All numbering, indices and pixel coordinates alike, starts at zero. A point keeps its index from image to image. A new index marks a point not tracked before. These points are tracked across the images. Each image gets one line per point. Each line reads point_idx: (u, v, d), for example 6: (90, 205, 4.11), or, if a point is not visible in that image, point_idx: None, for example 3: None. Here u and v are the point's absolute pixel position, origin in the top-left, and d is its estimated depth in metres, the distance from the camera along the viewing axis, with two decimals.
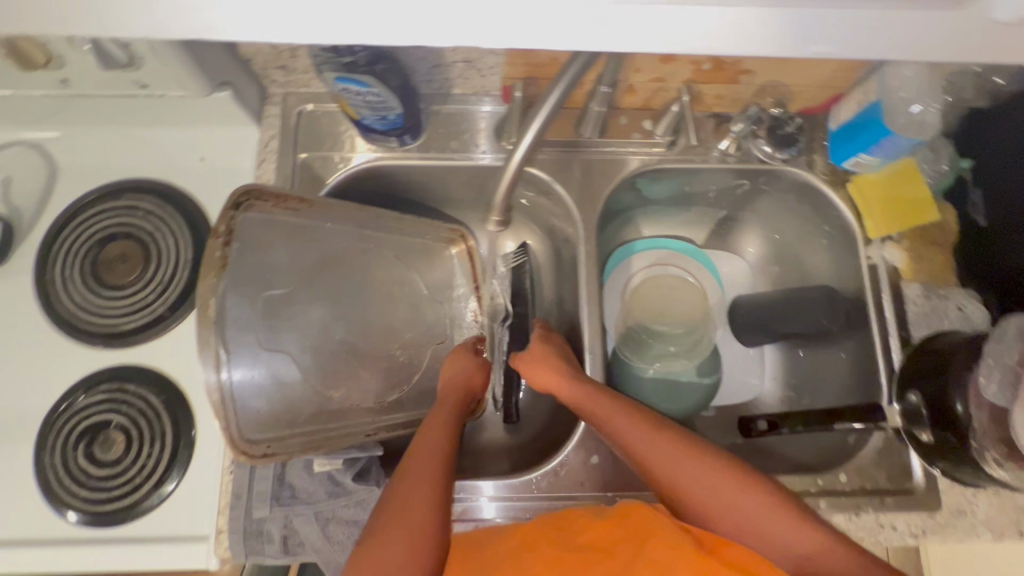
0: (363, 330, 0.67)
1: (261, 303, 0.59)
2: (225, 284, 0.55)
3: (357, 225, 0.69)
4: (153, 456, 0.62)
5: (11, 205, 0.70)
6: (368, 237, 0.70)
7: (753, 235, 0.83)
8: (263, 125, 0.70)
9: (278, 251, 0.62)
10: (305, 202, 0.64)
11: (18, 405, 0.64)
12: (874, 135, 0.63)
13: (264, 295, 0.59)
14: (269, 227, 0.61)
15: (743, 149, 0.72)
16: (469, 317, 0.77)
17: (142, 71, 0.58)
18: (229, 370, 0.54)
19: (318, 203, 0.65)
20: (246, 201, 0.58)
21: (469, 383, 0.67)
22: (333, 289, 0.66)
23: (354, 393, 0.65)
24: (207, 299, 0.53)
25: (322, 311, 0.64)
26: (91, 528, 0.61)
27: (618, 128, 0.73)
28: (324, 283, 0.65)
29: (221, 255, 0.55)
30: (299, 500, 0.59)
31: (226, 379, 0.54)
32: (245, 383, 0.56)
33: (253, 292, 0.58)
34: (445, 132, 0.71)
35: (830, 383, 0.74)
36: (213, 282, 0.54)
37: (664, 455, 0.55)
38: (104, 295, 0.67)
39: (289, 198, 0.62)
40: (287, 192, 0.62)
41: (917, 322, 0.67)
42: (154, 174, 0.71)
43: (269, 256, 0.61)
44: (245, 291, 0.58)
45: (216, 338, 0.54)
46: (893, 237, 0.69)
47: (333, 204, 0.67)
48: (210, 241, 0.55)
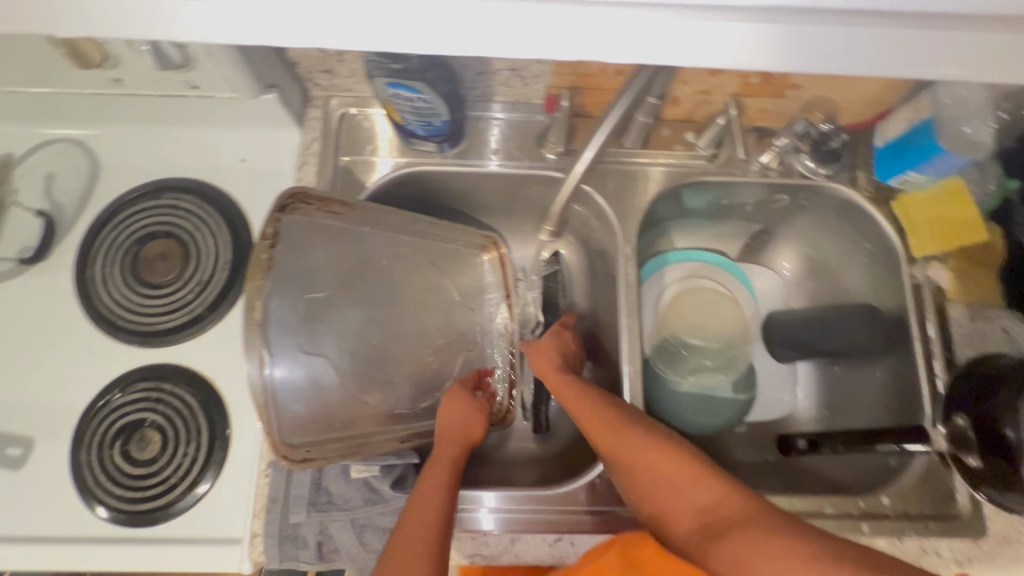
0: (398, 336, 0.66)
1: (301, 306, 0.58)
2: (270, 285, 0.55)
3: (394, 231, 0.68)
4: (189, 455, 0.62)
5: (53, 201, 0.70)
6: (403, 242, 0.69)
7: (789, 250, 0.82)
8: (305, 128, 0.70)
9: (319, 253, 0.61)
10: (347, 206, 0.63)
11: (57, 401, 0.64)
12: (924, 153, 0.62)
13: (305, 297, 0.59)
14: (311, 230, 0.61)
15: (786, 164, 0.72)
16: (500, 323, 0.74)
17: (195, 72, 0.59)
18: (272, 368, 0.54)
19: (359, 208, 0.64)
20: (291, 203, 0.58)
21: (466, 431, 0.63)
22: (370, 295, 0.65)
23: (388, 399, 0.64)
24: (253, 301, 0.54)
25: (359, 315, 0.63)
26: (122, 526, 0.60)
27: (660, 139, 0.73)
28: (362, 288, 0.64)
29: (268, 258, 0.55)
30: (335, 506, 0.59)
31: (268, 376, 0.54)
32: (286, 385, 0.56)
33: (295, 294, 0.58)
34: (486, 140, 0.71)
35: (868, 403, 0.73)
36: (259, 283, 0.54)
37: (608, 436, 0.58)
38: (143, 293, 0.67)
39: (331, 202, 0.62)
40: (331, 196, 0.62)
41: (962, 344, 0.66)
42: (196, 174, 0.71)
43: (310, 258, 0.60)
44: (289, 293, 0.57)
45: (261, 339, 0.53)
46: (937, 256, 0.68)
47: (373, 209, 0.67)
48: (258, 243, 0.55)
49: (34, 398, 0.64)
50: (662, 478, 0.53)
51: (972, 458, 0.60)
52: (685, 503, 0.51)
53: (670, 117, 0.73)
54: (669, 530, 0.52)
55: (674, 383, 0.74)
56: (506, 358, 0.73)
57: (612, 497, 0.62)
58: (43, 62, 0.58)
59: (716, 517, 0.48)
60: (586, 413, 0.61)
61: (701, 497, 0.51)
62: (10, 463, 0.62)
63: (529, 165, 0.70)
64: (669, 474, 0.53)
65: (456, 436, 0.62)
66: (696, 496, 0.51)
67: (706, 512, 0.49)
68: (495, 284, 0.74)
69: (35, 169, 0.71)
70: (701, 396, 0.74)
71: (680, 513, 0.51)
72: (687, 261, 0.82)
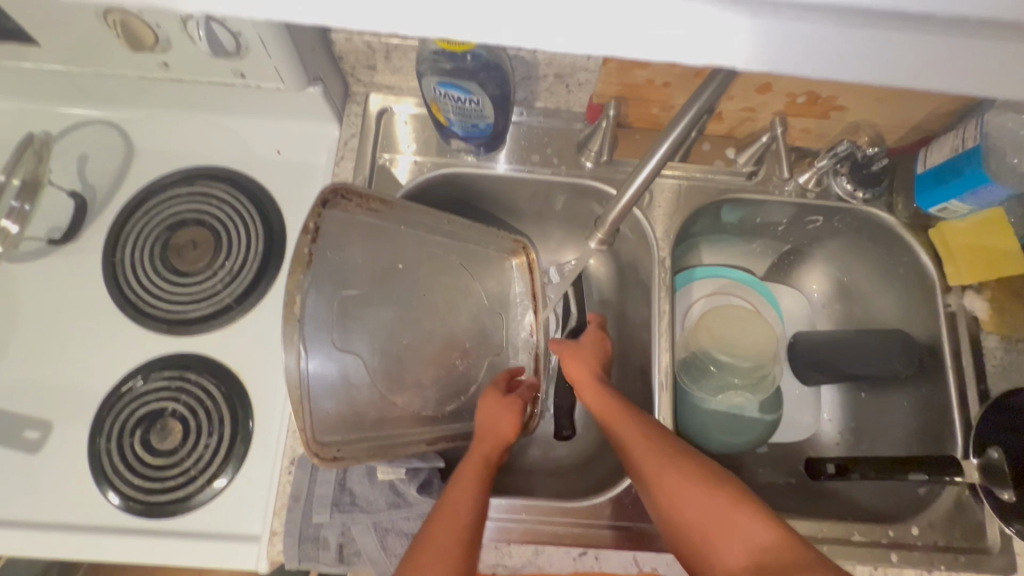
0: (428, 337, 0.65)
1: (337, 303, 0.57)
2: (309, 280, 0.55)
3: (429, 231, 0.67)
4: (210, 447, 0.61)
5: (85, 182, 0.69)
6: (437, 242, 0.68)
7: (819, 272, 0.81)
8: (344, 123, 0.70)
9: (356, 251, 0.60)
10: (386, 203, 0.63)
11: (78, 385, 0.63)
12: (969, 181, 0.62)
13: (341, 295, 0.58)
14: (350, 226, 0.60)
15: (823, 185, 0.72)
16: (525, 331, 0.73)
17: (244, 61, 0.58)
18: (307, 361, 0.54)
19: (397, 206, 0.64)
20: (333, 199, 0.58)
21: (495, 429, 0.61)
22: (403, 293, 0.64)
23: (416, 400, 0.63)
24: (294, 295, 0.53)
25: (391, 314, 0.62)
26: (135, 516, 0.59)
27: (700, 154, 0.73)
28: (395, 287, 0.63)
29: (308, 253, 0.55)
30: (358, 507, 0.58)
31: (304, 369, 0.53)
32: (319, 380, 0.55)
33: (331, 290, 0.57)
34: (526, 145, 0.70)
35: (895, 430, 0.72)
36: (299, 278, 0.54)
37: (656, 461, 0.55)
38: (172, 280, 0.66)
39: (372, 198, 0.62)
40: (370, 192, 0.61)
41: (996, 376, 0.65)
42: (231, 163, 0.71)
43: (347, 253, 0.59)
44: (326, 289, 0.56)
45: (299, 335, 0.53)
46: (973, 286, 0.68)
47: (410, 208, 0.66)
48: (300, 237, 0.55)
49: (54, 381, 0.63)
50: (709, 514, 0.50)
51: (1006, 492, 0.60)
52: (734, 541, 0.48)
53: (711, 132, 0.73)
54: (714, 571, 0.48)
55: (699, 399, 0.73)
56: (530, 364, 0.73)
57: (639, 513, 0.60)
58: (93, 42, 0.58)
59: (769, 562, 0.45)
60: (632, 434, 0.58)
61: (753, 536, 0.47)
62: (26, 446, 0.61)
63: (566, 173, 0.69)
64: (717, 510, 0.50)
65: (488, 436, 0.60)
66: (747, 534, 0.48)
67: (759, 552, 0.46)
68: (523, 288, 0.73)
69: (69, 150, 0.71)
70: (726, 415, 0.73)
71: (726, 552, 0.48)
72: (714, 278, 0.82)
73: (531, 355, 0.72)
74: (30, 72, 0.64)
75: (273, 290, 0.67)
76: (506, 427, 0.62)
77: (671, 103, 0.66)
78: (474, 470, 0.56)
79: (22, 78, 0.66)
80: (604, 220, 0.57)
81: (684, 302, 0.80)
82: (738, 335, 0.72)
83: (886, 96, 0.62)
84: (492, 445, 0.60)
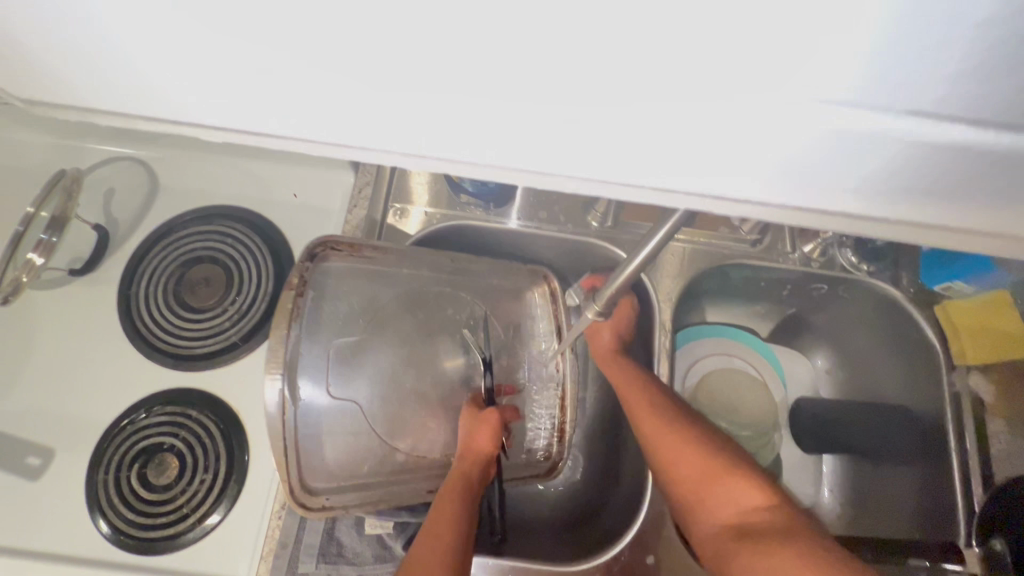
0: (435, 380, 0.64)
1: (332, 351, 0.58)
2: (297, 331, 0.56)
3: (434, 270, 0.66)
4: (205, 483, 0.62)
5: (109, 216, 0.72)
6: (446, 283, 0.67)
7: (823, 338, 0.81)
8: (359, 172, 0.73)
9: (350, 297, 0.61)
10: (378, 250, 0.64)
11: (82, 413, 0.64)
12: (975, 266, 0.64)
13: (335, 342, 0.58)
14: (347, 276, 0.62)
15: (827, 256, 0.72)
16: (551, 368, 0.70)
17: None
18: (295, 411, 0.55)
19: (390, 250, 0.65)
20: (321, 251, 0.60)
21: (477, 445, 0.59)
22: (407, 334, 0.63)
23: (422, 444, 0.62)
24: (279, 345, 0.54)
25: (392, 355, 0.61)
26: (122, 549, 0.59)
27: (705, 219, 0.74)
28: (398, 328, 0.62)
29: (293, 305, 0.56)
30: (345, 559, 0.58)
31: (289, 420, 0.54)
32: (310, 432, 0.56)
33: (326, 338, 0.58)
34: (533, 202, 0.72)
35: (898, 509, 0.70)
36: (284, 330, 0.54)
37: (656, 424, 0.60)
38: (183, 314, 0.68)
39: (363, 246, 0.63)
40: (360, 240, 0.64)
41: (1001, 462, 0.63)
42: (248, 204, 0.73)
43: (340, 301, 0.60)
44: (319, 338, 0.58)
45: (282, 384, 0.54)
46: (979, 367, 0.67)
47: (410, 250, 0.66)
48: (284, 291, 0.56)
49: (60, 408, 0.65)
50: (702, 474, 0.56)
51: None
52: (728, 495, 0.54)
53: None
54: (707, 519, 0.54)
55: None
56: (554, 403, 0.69)
57: None
58: None
59: (756, 519, 0.51)
60: (638, 400, 0.63)
61: (746, 498, 0.53)
62: (28, 472, 0.62)
63: (572, 231, 0.71)
64: (710, 474, 0.56)
65: (471, 450, 0.60)
66: (742, 494, 0.54)
67: (751, 511, 0.52)
68: (544, 319, 0.70)
69: (97, 183, 0.74)
70: None
71: (717, 511, 0.54)
72: (719, 337, 0.81)
73: (558, 389, 0.70)
74: None
75: None
76: (486, 441, 0.60)
77: None
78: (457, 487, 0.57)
79: None
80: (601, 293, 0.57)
81: (686, 359, 0.79)
82: (734, 399, 0.78)
83: None
84: (471, 463, 0.59)
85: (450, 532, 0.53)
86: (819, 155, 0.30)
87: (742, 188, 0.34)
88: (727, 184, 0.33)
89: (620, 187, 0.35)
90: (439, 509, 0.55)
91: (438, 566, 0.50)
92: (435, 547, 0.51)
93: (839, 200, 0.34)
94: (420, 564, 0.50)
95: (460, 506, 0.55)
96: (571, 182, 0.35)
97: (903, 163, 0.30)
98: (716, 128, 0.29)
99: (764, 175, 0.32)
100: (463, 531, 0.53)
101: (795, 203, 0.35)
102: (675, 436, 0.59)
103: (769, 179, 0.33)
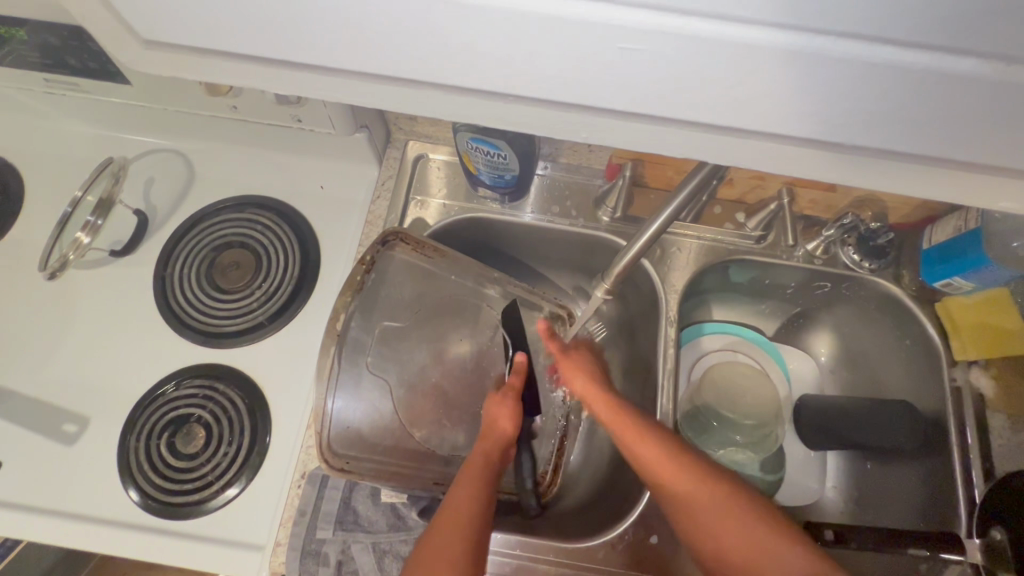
0: (459, 376, 0.66)
1: (377, 331, 0.64)
2: (356, 303, 0.63)
3: (479, 281, 0.70)
4: (229, 455, 0.65)
5: (148, 203, 0.77)
6: (487, 296, 0.70)
7: (826, 336, 0.82)
8: (383, 166, 0.78)
9: (402, 289, 0.66)
10: (440, 251, 0.68)
11: (117, 384, 0.68)
12: (970, 262, 0.64)
13: (383, 324, 0.64)
14: (405, 268, 0.67)
15: (830, 253, 0.74)
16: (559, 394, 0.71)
17: (302, 108, 0.68)
18: (333, 399, 0.60)
19: (449, 255, 0.68)
20: (392, 240, 0.66)
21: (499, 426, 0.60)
22: (442, 335, 0.67)
23: (433, 438, 0.63)
24: (337, 313, 0.62)
25: (425, 352, 0.65)
26: (149, 513, 0.62)
27: (712, 216, 0.77)
28: (434, 326, 0.67)
29: (361, 279, 0.64)
30: (359, 526, 0.60)
31: (328, 403, 0.60)
32: (343, 411, 0.61)
33: (375, 319, 0.64)
34: (544, 196, 0.75)
35: (898, 503, 0.72)
36: (347, 300, 0.62)
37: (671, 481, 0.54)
38: (214, 296, 0.72)
39: (427, 245, 0.67)
40: (427, 240, 0.67)
41: (1002, 456, 0.65)
42: (277, 195, 0.78)
43: (393, 289, 0.66)
44: (370, 317, 0.64)
45: (335, 350, 0.61)
46: (980, 363, 0.68)
47: (465, 259, 0.70)
48: (356, 266, 0.64)
49: (96, 380, 0.69)
50: (737, 540, 0.49)
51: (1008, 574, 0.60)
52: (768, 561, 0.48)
53: (723, 196, 0.77)
54: None
55: None
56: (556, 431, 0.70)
57: (635, 559, 0.61)
58: (178, 83, 0.67)
59: None
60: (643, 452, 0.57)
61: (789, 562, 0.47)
62: (64, 439, 0.66)
63: (584, 225, 0.74)
64: (749, 537, 0.49)
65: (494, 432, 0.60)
66: (783, 558, 0.47)
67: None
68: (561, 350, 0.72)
69: (138, 172, 0.79)
70: None
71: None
72: (724, 333, 0.83)
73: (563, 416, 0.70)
74: (118, 105, 0.74)
75: (301, 313, 0.71)
76: (508, 423, 0.61)
77: (686, 168, 0.69)
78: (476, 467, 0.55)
79: (108, 109, 0.76)
80: (608, 272, 0.60)
81: (691, 356, 0.82)
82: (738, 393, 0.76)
83: None
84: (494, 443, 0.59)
85: (470, 510, 0.51)
86: (863, 88, 0.27)
87: (774, 126, 0.30)
88: (760, 118, 0.30)
89: (635, 123, 0.32)
90: (458, 488, 0.53)
91: (461, 541, 0.48)
92: (454, 529, 0.49)
93: (889, 137, 0.30)
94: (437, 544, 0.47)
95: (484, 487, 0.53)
96: (584, 131, 0.33)
97: (971, 99, 0.26)
98: (748, 54, 0.26)
99: (801, 111, 0.29)
100: (481, 511, 0.51)
101: (838, 146, 0.31)
102: (699, 482, 0.53)
103: (807, 116, 0.29)
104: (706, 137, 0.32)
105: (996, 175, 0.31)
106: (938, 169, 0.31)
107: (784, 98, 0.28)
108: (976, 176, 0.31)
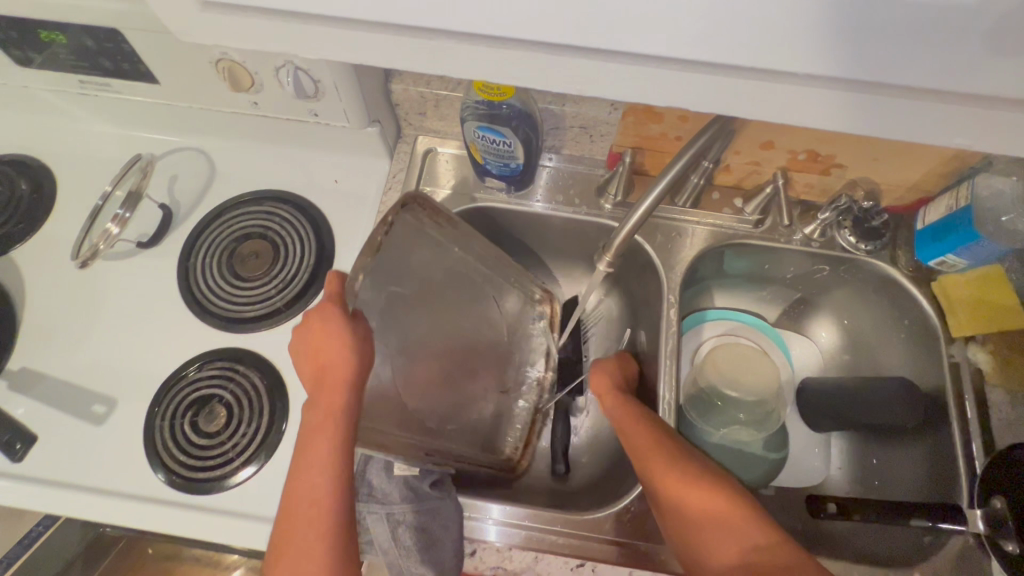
0: (456, 348, 0.66)
1: (383, 298, 0.56)
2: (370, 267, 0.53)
3: (479, 256, 0.71)
4: (248, 434, 0.67)
5: (173, 197, 0.82)
6: (485, 275, 0.71)
7: (826, 321, 0.84)
8: (394, 159, 0.82)
9: (414, 255, 0.60)
10: (452, 223, 0.66)
11: (143, 366, 0.72)
12: (962, 238, 0.66)
13: (389, 290, 0.57)
14: (418, 232, 0.60)
15: (827, 236, 0.76)
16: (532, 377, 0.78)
17: (319, 103, 0.71)
18: None
19: (460, 227, 0.66)
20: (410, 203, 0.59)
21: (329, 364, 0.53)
22: (444, 305, 0.64)
23: (427, 408, 0.64)
24: None
25: (428, 323, 0.62)
26: (175, 489, 0.65)
27: (710, 201, 0.79)
28: (439, 298, 0.64)
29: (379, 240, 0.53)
30: (374, 498, 0.62)
31: None
32: None
33: (384, 283, 0.56)
34: (546, 185, 0.78)
35: (900, 479, 0.73)
36: (366, 263, 0.52)
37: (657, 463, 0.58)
38: (234, 284, 0.75)
39: (440, 215, 0.65)
40: (440, 208, 0.64)
41: (1003, 430, 0.66)
42: (295, 188, 0.81)
43: (406, 254, 0.59)
44: (381, 282, 0.55)
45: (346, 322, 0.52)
46: (977, 339, 0.69)
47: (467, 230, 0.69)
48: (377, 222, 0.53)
49: (124, 362, 0.72)
50: (707, 513, 0.54)
51: (1011, 543, 0.60)
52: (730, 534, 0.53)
53: (722, 182, 0.80)
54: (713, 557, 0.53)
55: (705, 432, 0.76)
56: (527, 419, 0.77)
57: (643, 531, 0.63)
58: (202, 81, 0.71)
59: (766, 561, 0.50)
60: (638, 436, 0.61)
61: (750, 536, 0.52)
62: (93, 419, 0.69)
63: (587, 212, 0.77)
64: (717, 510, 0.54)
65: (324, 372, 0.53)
66: (745, 533, 0.52)
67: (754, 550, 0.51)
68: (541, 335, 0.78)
69: (163, 170, 0.84)
70: (730, 449, 0.76)
71: (720, 552, 0.53)
72: (723, 320, 0.86)
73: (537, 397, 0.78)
74: (144, 105, 0.78)
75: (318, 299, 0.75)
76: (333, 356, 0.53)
77: None
78: (317, 432, 0.54)
79: (135, 109, 0.80)
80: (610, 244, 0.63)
81: (691, 344, 0.84)
82: (741, 370, 0.75)
83: (882, 156, 0.67)
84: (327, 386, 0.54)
85: (321, 487, 0.53)
86: (859, 20, 0.28)
87: (806, 67, 0.31)
88: (789, 61, 0.31)
89: (636, 75, 0.33)
90: (305, 466, 0.54)
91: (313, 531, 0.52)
92: (314, 518, 0.52)
93: (917, 69, 0.30)
94: (296, 535, 0.52)
95: (325, 467, 0.53)
96: (573, 84, 0.35)
97: (942, 25, 0.28)
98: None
99: (827, 45, 0.29)
100: (333, 484, 0.53)
101: (871, 87, 0.31)
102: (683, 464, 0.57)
103: (829, 45, 0.29)
104: (740, 84, 0.33)
105: (970, 132, 0.33)
106: (922, 123, 0.33)
107: (794, 37, 0.29)
108: (954, 132, 0.33)
